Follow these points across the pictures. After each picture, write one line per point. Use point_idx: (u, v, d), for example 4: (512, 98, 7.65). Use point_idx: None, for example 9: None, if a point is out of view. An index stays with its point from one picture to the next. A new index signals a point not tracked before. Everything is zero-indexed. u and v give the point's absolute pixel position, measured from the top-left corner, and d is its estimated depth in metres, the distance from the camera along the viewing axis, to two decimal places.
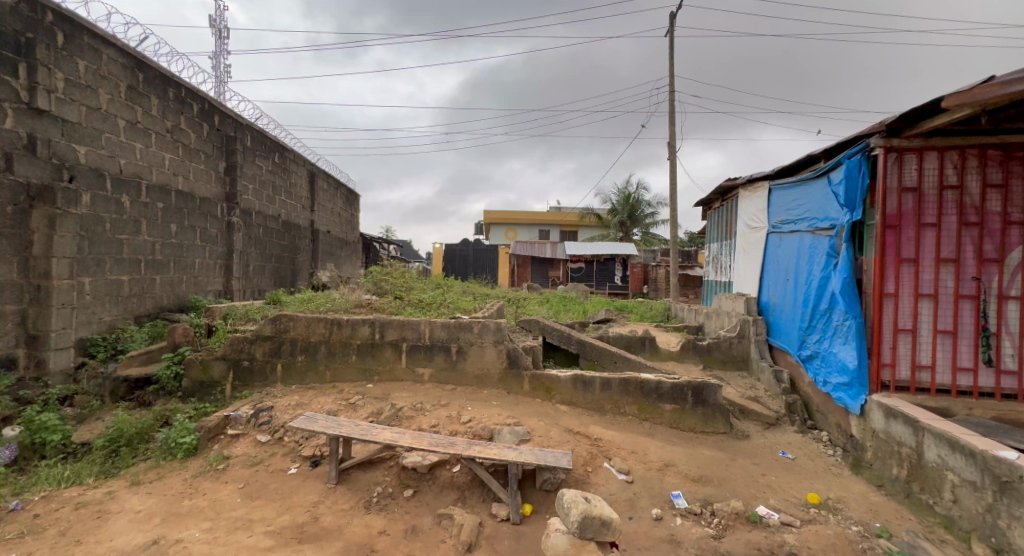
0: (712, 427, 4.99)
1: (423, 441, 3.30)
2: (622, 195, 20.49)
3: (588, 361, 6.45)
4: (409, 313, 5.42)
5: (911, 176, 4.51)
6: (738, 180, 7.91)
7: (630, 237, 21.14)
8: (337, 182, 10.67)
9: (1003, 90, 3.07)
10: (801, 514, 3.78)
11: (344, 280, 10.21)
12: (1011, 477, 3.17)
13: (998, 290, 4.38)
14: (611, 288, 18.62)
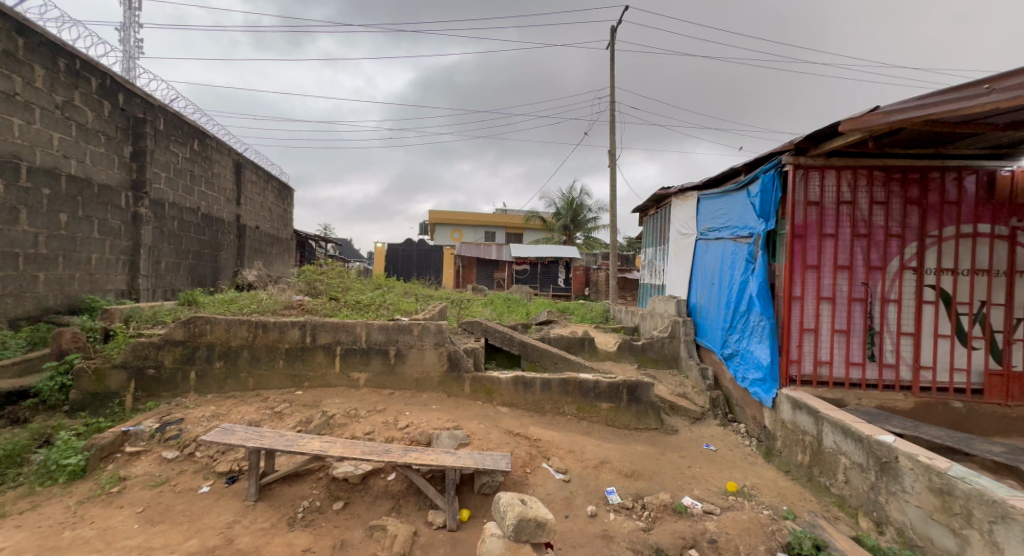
0: (644, 423, 5.21)
1: (356, 450, 3.18)
2: (566, 199, 20.95)
3: (530, 363, 6.52)
4: (346, 314, 5.22)
5: (815, 192, 4.97)
6: (671, 189, 8.33)
7: (573, 240, 21.67)
8: (268, 174, 10.08)
9: (886, 119, 3.45)
10: (720, 502, 4.04)
11: (274, 280, 9.66)
12: (889, 457, 3.56)
13: (882, 294, 4.92)
14: (554, 290, 18.97)
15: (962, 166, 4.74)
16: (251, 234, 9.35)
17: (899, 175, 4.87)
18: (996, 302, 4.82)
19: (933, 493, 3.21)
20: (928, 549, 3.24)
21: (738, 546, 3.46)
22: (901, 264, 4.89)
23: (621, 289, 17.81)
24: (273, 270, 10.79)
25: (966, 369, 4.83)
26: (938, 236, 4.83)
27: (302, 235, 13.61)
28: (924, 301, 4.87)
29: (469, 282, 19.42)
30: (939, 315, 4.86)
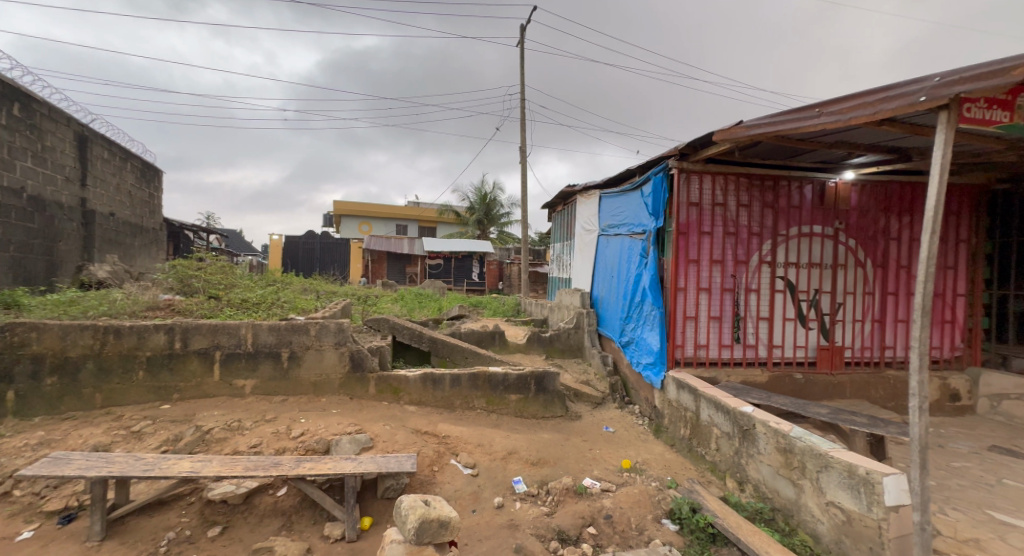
0: (551, 411, 5.43)
1: (237, 466, 2.94)
2: (479, 194, 21.01)
3: (440, 359, 6.44)
4: (228, 315, 4.76)
5: (695, 194, 5.51)
6: (576, 188, 8.72)
7: (486, 234, 21.80)
8: (125, 151, 8.82)
9: (746, 132, 3.98)
10: (616, 479, 4.36)
11: (135, 276, 8.49)
12: (749, 424, 4.09)
13: (746, 285, 5.62)
14: (468, 284, 18.96)
15: (805, 176, 5.55)
16: (103, 221, 8.11)
17: (758, 181, 5.58)
18: (827, 290, 5.72)
19: (780, 452, 3.74)
20: (775, 500, 3.78)
21: (629, 518, 3.75)
22: (760, 258, 5.62)
23: (532, 282, 18.35)
24: (135, 265, 9.47)
25: (805, 346, 5.69)
26: (787, 235, 5.62)
27: (175, 225, 12.12)
28: (777, 290, 5.65)
29: (379, 277, 18.60)
30: (787, 302, 5.66)
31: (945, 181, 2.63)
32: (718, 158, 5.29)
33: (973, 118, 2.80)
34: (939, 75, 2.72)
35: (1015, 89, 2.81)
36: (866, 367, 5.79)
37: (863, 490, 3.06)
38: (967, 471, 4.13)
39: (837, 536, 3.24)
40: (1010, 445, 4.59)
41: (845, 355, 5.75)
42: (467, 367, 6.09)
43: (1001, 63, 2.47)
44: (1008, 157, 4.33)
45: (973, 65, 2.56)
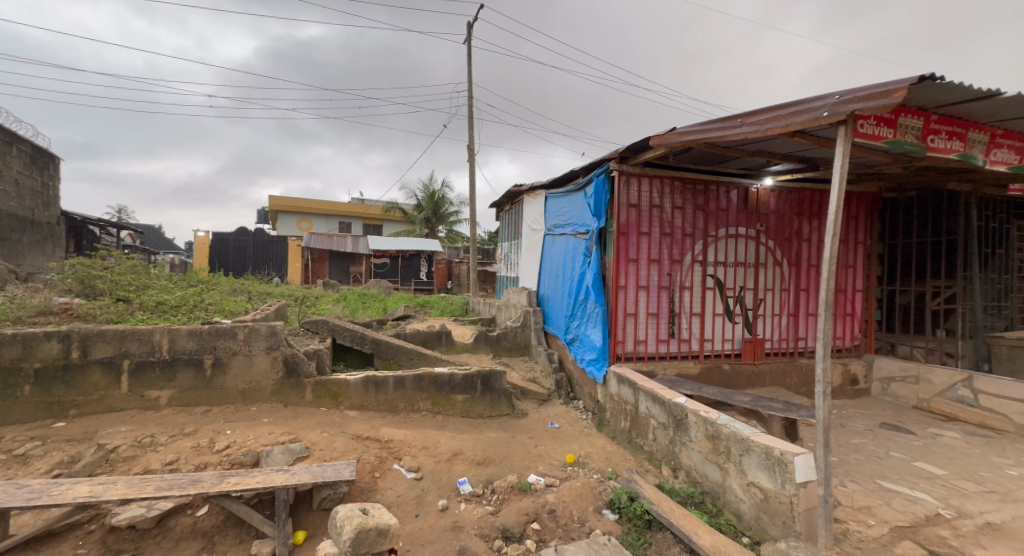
0: (497, 410, 5.46)
1: (148, 487, 2.73)
2: (427, 192, 20.68)
3: (383, 361, 6.26)
4: (139, 320, 4.39)
5: (634, 196, 5.72)
6: (522, 188, 8.77)
7: (434, 233, 21.50)
8: (8, 135, 7.89)
9: (677, 137, 4.22)
10: (560, 474, 4.45)
11: (23, 276, 7.60)
12: (682, 414, 4.31)
13: (680, 283, 5.92)
14: (416, 283, 18.62)
15: (731, 181, 5.92)
16: None
17: (691, 185, 5.89)
18: (750, 287, 6.14)
19: (708, 439, 3.97)
20: (704, 484, 4.02)
21: (572, 511, 3.84)
22: (693, 258, 5.94)
23: (481, 282, 18.31)
24: (24, 264, 8.49)
25: (732, 339, 6.08)
26: (716, 236, 5.98)
27: (77, 218, 11.03)
28: (707, 287, 6.00)
29: (320, 276, 17.84)
30: (716, 299, 6.03)
31: (845, 188, 2.90)
32: (655, 162, 5.52)
33: (865, 133, 3.16)
34: (839, 93, 3.00)
35: (897, 111, 3.26)
36: (783, 357, 6.27)
37: (778, 469, 3.32)
38: (864, 447, 4.58)
39: (757, 513, 3.49)
40: (898, 421, 5.14)
41: (766, 347, 6.20)
42: (412, 369, 5.98)
43: (888, 85, 2.76)
44: (896, 168, 4.85)
45: (866, 85, 2.85)
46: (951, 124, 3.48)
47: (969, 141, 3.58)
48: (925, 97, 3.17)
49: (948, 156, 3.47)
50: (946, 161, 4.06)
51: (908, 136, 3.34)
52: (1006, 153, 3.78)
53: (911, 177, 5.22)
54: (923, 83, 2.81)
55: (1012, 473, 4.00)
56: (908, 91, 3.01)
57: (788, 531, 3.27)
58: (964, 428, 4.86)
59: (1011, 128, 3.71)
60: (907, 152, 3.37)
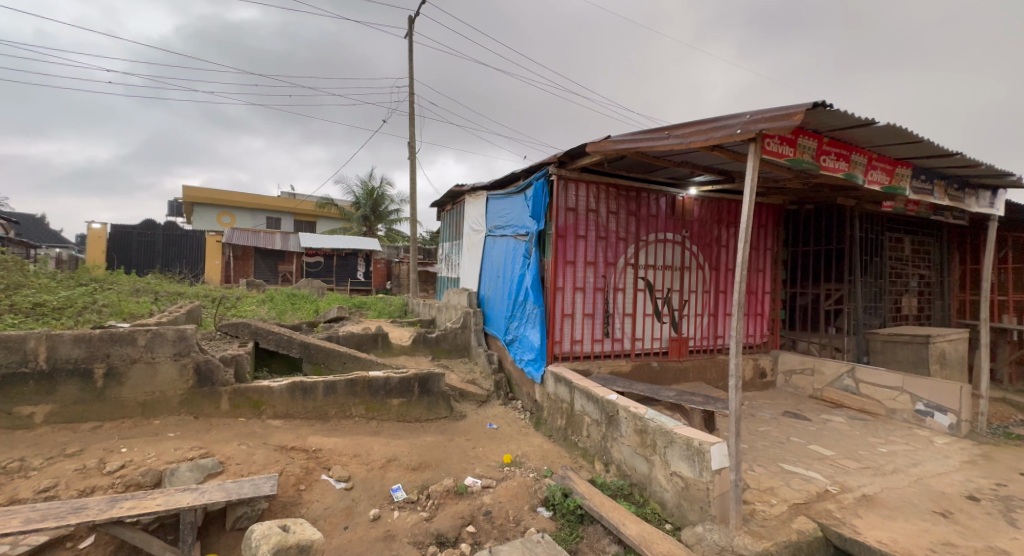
0: (435, 413, 5.36)
1: (17, 518, 2.42)
2: (365, 189, 20.00)
3: (313, 366, 5.95)
4: (11, 326, 3.87)
5: (572, 200, 5.84)
6: (464, 187, 8.66)
7: (373, 232, 20.84)
8: None
9: (612, 145, 4.48)
10: (496, 475, 4.44)
11: None
12: (613, 411, 4.45)
13: (614, 285, 6.14)
14: (352, 284, 17.94)
15: (660, 190, 6.22)
16: None
17: (624, 192, 6.12)
18: (677, 288, 6.48)
19: (637, 434, 4.13)
20: (633, 476, 4.17)
21: (507, 511, 3.85)
22: (626, 260, 6.18)
23: (422, 282, 17.99)
24: None
25: (661, 338, 6.38)
26: (647, 240, 6.25)
27: None
28: (639, 289, 6.27)
29: (244, 275, 16.59)
30: (646, 300, 6.31)
31: (755, 198, 3.12)
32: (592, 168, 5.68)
33: (770, 150, 3.48)
34: (750, 113, 3.25)
35: (796, 132, 3.63)
36: (704, 353, 6.68)
37: (697, 458, 3.51)
38: (769, 434, 5.01)
39: (678, 500, 3.68)
40: (797, 409, 5.67)
41: (690, 345, 6.57)
42: (344, 373, 5.72)
43: (789, 109, 3.02)
44: (797, 183, 5.35)
45: (772, 107, 3.10)
46: (838, 146, 3.93)
47: (852, 163, 4.06)
48: (818, 122, 3.54)
49: (836, 174, 3.91)
50: (836, 178, 4.54)
51: (805, 156, 3.72)
52: (881, 175, 4.32)
53: (809, 193, 5.76)
54: (817, 108, 3.13)
55: (884, 451, 4.58)
56: (805, 116, 3.34)
57: (705, 515, 3.46)
58: (850, 414, 5.45)
59: (886, 152, 4.22)
60: (804, 170, 3.76)
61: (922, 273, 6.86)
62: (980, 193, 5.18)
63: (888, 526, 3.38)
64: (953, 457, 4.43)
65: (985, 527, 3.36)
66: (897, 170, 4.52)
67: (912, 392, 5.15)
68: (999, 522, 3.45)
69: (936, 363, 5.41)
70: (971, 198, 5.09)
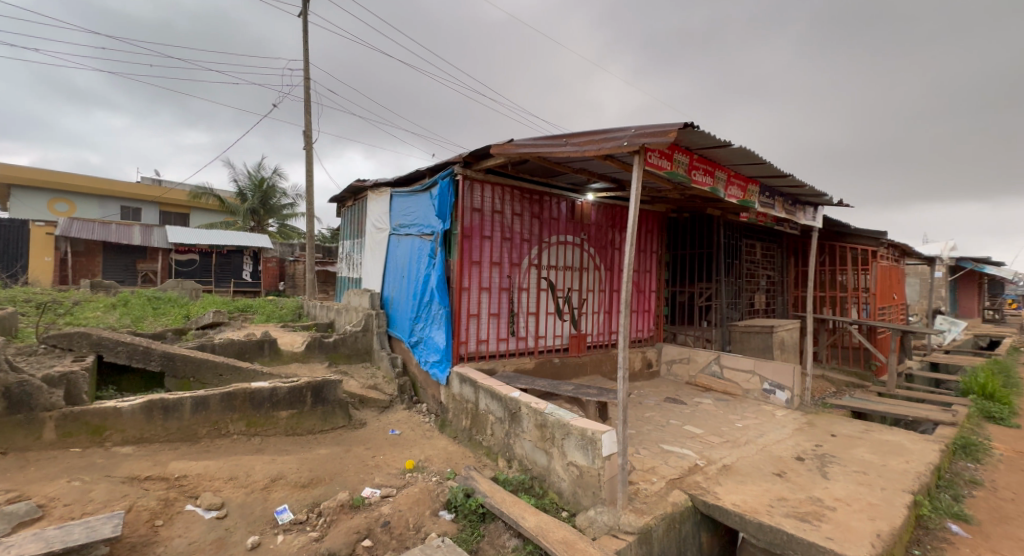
0: (331, 423, 5.03)
1: None
2: (253, 180, 18.55)
3: (179, 381, 5.23)
4: None
5: (478, 200, 5.83)
6: (366, 182, 8.18)
7: (263, 227, 19.11)
8: None
9: (513, 149, 4.55)
10: (397, 482, 4.25)
11: None
12: (516, 408, 4.50)
13: (518, 285, 6.24)
14: (236, 284, 16.22)
15: (561, 194, 6.47)
16: None
17: (527, 194, 6.26)
18: (577, 288, 6.78)
19: (537, 428, 4.21)
20: (534, 470, 4.26)
21: (408, 519, 3.68)
22: (529, 261, 6.32)
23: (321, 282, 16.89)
24: None
25: (562, 335, 6.63)
26: (549, 242, 6.47)
27: None
28: (542, 289, 6.45)
29: (84, 275, 14.17)
30: (549, 299, 6.51)
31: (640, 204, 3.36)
32: (498, 170, 5.73)
33: (651, 162, 3.78)
34: (635, 128, 3.51)
35: (672, 148, 3.99)
36: (600, 348, 7.06)
37: (590, 446, 3.68)
38: (652, 419, 5.47)
39: (574, 488, 3.82)
40: (676, 394, 6.24)
41: (588, 341, 6.91)
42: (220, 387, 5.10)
43: (666, 127, 3.30)
44: (676, 195, 5.92)
45: (652, 124, 3.37)
46: (705, 163, 4.41)
47: (716, 179, 4.60)
48: (689, 141, 3.92)
49: (704, 188, 4.40)
50: (703, 192, 5.14)
51: (680, 169, 4.11)
52: (736, 190, 4.96)
53: (685, 203, 6.34)
54: (689, 129, 3.47)
55: (739, 425, 5.31)
56: (679, 135, 3.68)
57: (596, 499, 3.64)
58: (716, 396, 6.11)
59: (741, 169, 4.85)
60: (679, 183, 4.16)
61: (769, 273, 7.89)
62: (805, 209, 6.08)
63: (742, 490, 3.96)
64: (788, 425, 5.31)
65: (807, 481, 4.12)
66: (749, 187, 5.23)
67: (760, 373, 5.96)
68: (817, 475, 4.25)
69: (777, 348, 6.34)
70: (799, 213, 5.99)
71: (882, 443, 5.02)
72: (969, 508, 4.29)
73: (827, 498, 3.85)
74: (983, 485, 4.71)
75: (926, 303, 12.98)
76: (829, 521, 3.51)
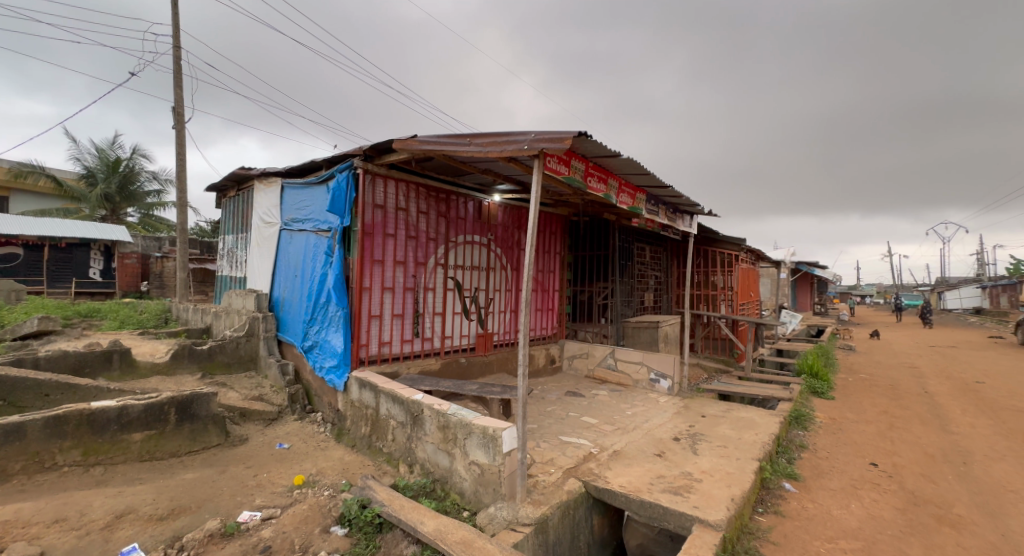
0: (202, 442, 4.60)
1: None
2: (105, 159, 15.55)
3: None
4: None
5: (380, 197, 5.67)
6: (253, 170, 7.42)
7: (118, 217, 16.24)
8: None
9: (417, 145, 4.56)
10: (282, 502, 3.97)
11: None
12: (418, 411, 4.48)
13: (423, 284, 6.19)
14: (79, 282, 13.45)
15: (467, 194, 6.57)
16: None
17: (433, 193, 6.24)
18: (482, 287, 6.92)
19: (439, 430, 4.25)
20: (435, 472, 4.30)
21: (293, 540, 3.45)
22: (435, 260, 6.31)
23: (199, 282, 14.56)
24: None
25: (468, 335, 6.70)
26: (456, 241, 6.52)
27: None
28: (448, 289, 6.47)
29: None
30: (455, 299, 6.55)
31: (540, 205, 3.60)
32: (402, 166, 5.63)
33: (551, 167, 4.06)
34: (536, 132, 3.78)
35: (569, 154, 4.33)
36: (505, 347, 7.29)
37: (491, 444, 3.82)
38: (553, 412, 5.82)
39: (475, 487, 3.94)
40: (576, 388, 6.70)
41: (494, 340, 7.10)
42: (45, 409, 4.25)
43: (562, 134, 3.59)
44: (575, 199, 6.35)
45: (549, 130, 3.65)
46: (598, 171, 4.86)
47: (609, 186, 5.09)
48: (585, 148, 4.29)
49: (598, 194, 4.83)
50: (598, 197, 5.63)
51: (576, 175, 4.47)
52: (626, 198, 5.52)
53: (586, 207, 6.85)
54: (584, 137, 3.82)
55: (629, 413, 5.91)
56: (575, 142, 4.02)
57: (497, 496, 3.78)
58: (611, 387, 6.70)
59: (628, 179, 5.41)
60: (576, 188, 4.53)
61: (656, 274, 8.84)
62: (683, 217, 6.96)
63: (628, 472, 4.42)
64: (669, 410, 6.03)
65: (681, 458, 4.74)
66: (637, 196, 5.86)
67: (647, 364, 6.66)
68: (689, 452, 4.92)
69: (662, 341, 7.36)
70: (678, 220, 6.83)
71: (740, 419, 5.95)
72: (798, 469, 5.28)
73: (696, 472, 4.47)
74: (808, 448, 5.84)
75: (776, 299, 15.52)
76: (696, 492, 4.08)
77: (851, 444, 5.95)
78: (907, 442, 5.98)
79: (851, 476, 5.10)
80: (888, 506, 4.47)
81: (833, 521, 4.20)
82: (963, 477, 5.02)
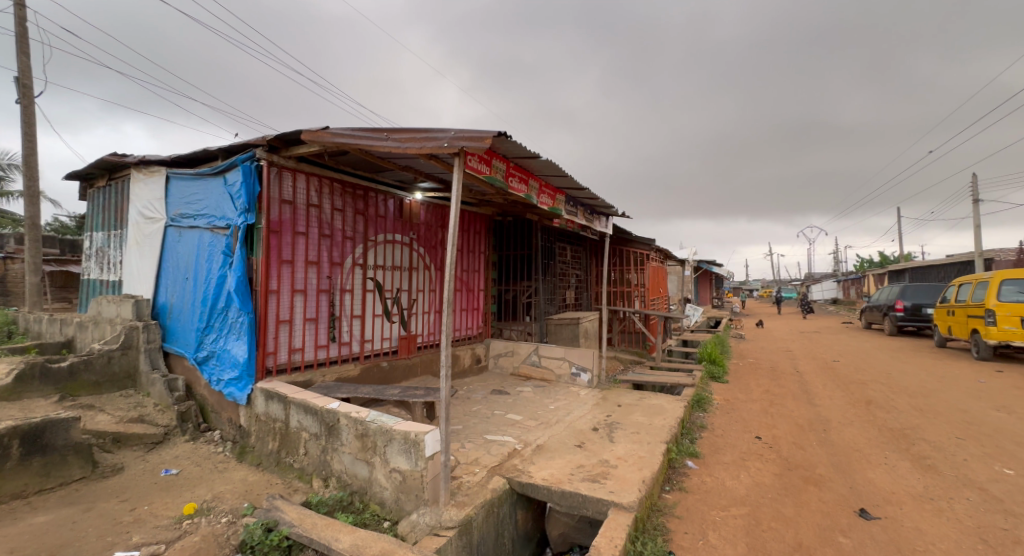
0: (59, 477, 3.86)
1: None
2: None
3: None
4: None
5: (287, 191, 5.20)
6: (129, 157, 6.41)
7: None
8: None
9: (329, 138, 4.28)
10: (167, 536, 3.46)
11: None
12: (334, 420, 4.18)
13: (340, 286, 5.80)
14: None
15: (387, 191, 6.28)
16: None
17: (350, 189, 5.87)
18: (404, 288, 6.68)
19: (358, 439, 4.01)
20: (354, 484, 4.07)
21: None
22: (353, 260, 5.95)
23: (58, 287, 12.20)
24: None
25: (389, 337, 6.41)
26: (375, 241, 6.20)
27: None
28: (367, 290, 6.13)
29: None
30: (375, 300, 6.24)
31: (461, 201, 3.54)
32: (313, 159, 5.23)
33: (472, 166, 4.02)
34: (456, 130, 3.72)
35: (490, 154, 4.33)
36: (429, 349, 7.11)
37: (413, 449, 3.69)
38: (479, 412, 5.80)
39: (397, 495, 3.78)
40: (500, 386, 6.74)
41: (417, 341, 6.89)
42: None
43: (482, 133, 3.55)
44: (498, 198, 6.37)
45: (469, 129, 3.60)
46: (518, 171, 4.92)
47: (529, 187, 5.18)
48: (506, 149, 4.30)
49: (519, 194, 4.90)
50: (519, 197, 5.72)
51: (497, 175, 4.49)
52: (546, 198, 5.66)
53: (509, 207, 6.91)
54: (504, 137, 3.83)
55: (552, 407, 6.09)
56: (496, 142, 4.02)
57: (419, 502, 3.67)
58: (535, 383, 6.85)
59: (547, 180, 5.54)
60: (498, 187, 4.55)
61: (577, 272, 9.24)
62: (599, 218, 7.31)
63: (552, 465, 4.55)
64: (589, 402, 6.32)
65: (599, 447, 4.98)
66: (557, 197, 6.03)
67: (569, 359, 6.91)
68: (607, 441, 5.19)
69: (583, 336, 7.70)
70: (594, 221, 7.16)
71: (650, 406, 6.42)
72: (700, 447, 5.82)
73: (612, 459, 4.73)
74: (707, 427, 6.47)
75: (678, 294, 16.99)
76: (612, 477, 4.32)
77: (741, 421, 6.71)
78: (784, 416, 6.89)
79: (741, 449, 5.76)
80: (769, 473, 5.11)
81: (726, 492, 4.70)
82: (823, 442, 5.91)
